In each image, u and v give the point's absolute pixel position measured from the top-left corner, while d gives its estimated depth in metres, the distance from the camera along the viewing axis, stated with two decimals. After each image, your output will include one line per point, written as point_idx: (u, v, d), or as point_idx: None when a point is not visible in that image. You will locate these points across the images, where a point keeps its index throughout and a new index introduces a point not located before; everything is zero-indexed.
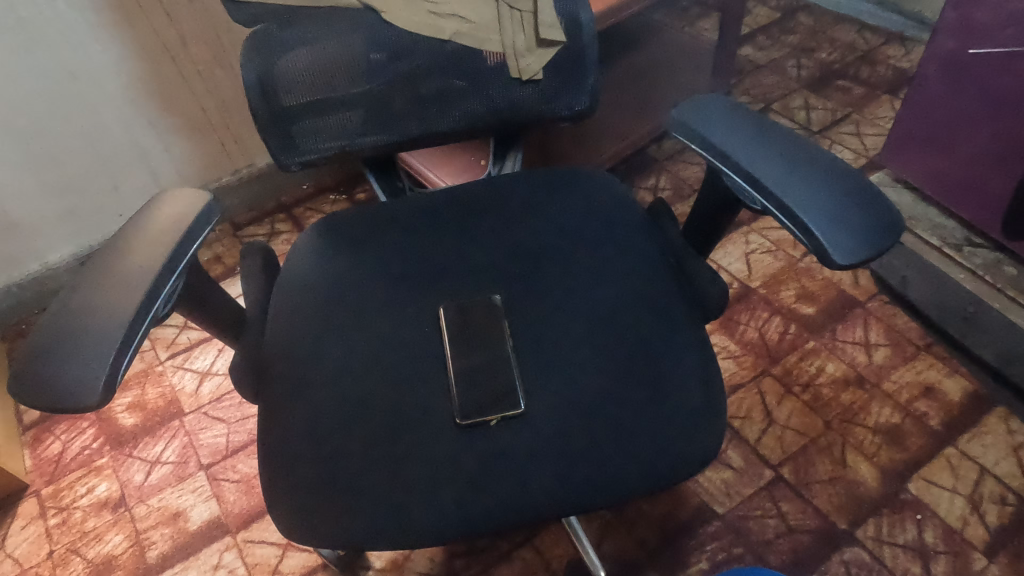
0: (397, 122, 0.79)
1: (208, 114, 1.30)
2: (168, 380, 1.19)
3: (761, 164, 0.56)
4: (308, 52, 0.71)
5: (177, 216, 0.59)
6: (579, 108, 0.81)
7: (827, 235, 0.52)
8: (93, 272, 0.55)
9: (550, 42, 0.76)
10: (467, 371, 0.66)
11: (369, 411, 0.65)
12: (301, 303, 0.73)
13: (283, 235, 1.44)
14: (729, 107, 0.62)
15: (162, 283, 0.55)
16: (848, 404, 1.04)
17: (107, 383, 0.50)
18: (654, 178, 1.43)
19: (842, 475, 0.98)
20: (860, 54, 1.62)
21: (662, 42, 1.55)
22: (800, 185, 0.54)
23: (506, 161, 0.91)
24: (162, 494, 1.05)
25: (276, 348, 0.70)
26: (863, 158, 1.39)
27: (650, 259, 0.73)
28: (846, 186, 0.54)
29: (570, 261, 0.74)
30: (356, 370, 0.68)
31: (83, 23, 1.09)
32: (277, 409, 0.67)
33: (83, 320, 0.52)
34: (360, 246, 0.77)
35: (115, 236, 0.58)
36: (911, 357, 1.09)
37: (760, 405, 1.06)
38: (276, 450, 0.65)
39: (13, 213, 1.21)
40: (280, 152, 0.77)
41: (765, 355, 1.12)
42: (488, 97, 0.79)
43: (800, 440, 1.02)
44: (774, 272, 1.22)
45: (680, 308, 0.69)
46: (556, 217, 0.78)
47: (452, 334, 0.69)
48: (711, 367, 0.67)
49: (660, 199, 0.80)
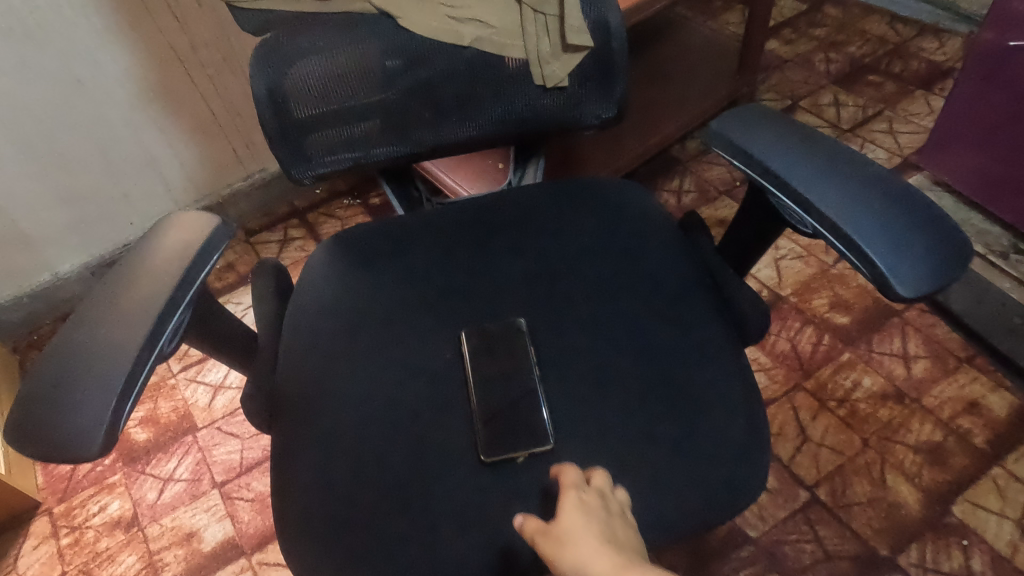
0: (413, 132, 0.75)
1: (219, 118, 1.26)
2: (181, 394, 1.16)
3: (812, 184, 0.51)
4: (320, 61, 0.67)
5: (184, 242, 0.55)
6: (606, 116, 0.77)
7: (891, 266, 0.47)
8: (94, 305, 0.51)
9: (577, 48, 0.71)
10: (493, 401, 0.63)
11: (389, 446, 0.62)
12: (314, 326, 0.70)
13: (296, 242, 1.41)
14: (771, 116, 0.56)
15: (167, 319, 0.51)
16: (887, 420, 1.00)
17: (109, 430, 0.46)
18: (677, 180, 1.38)
19: (882, 496, 0.93)
20: (891, 48, 1.56)
21: (685, 36, 1.49)
22: (856, 207, 0.49)
23: (527, 169, 0.87)
24: (175, 514, 1.02)
25: (289, 376, 0.67)
26: (898, 158, 1.32)
27: (686, 278, 0.69)
28: (906, 207, 0.49)
29: (598, 281, 0.70)
30: (374, 401, 0.64)
31: (90, 29, 1.05)
32: (293, 443, 0.64)
33: (81, 362, 0.48)
34: (373, 264, 0.73)
35: (119, 266, 0.54)
36: (953, 370, 1.04)
37: (794, 421, 1.01)
38: (291, 488, 0.61)
39: (22, 224, 1.18)
40: (292, 166, 0.73)
41: (798, 368, 1.07)
42: (510, 105, 0.75)
43: (837, 459, 0.97)
44: (805, 279, 1.17)
45: (719, 333, 0.65)
46: (581, 232, 0.74)
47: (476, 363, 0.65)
48: (753, 397, 0.62)
49: (693, 212, 0.76)
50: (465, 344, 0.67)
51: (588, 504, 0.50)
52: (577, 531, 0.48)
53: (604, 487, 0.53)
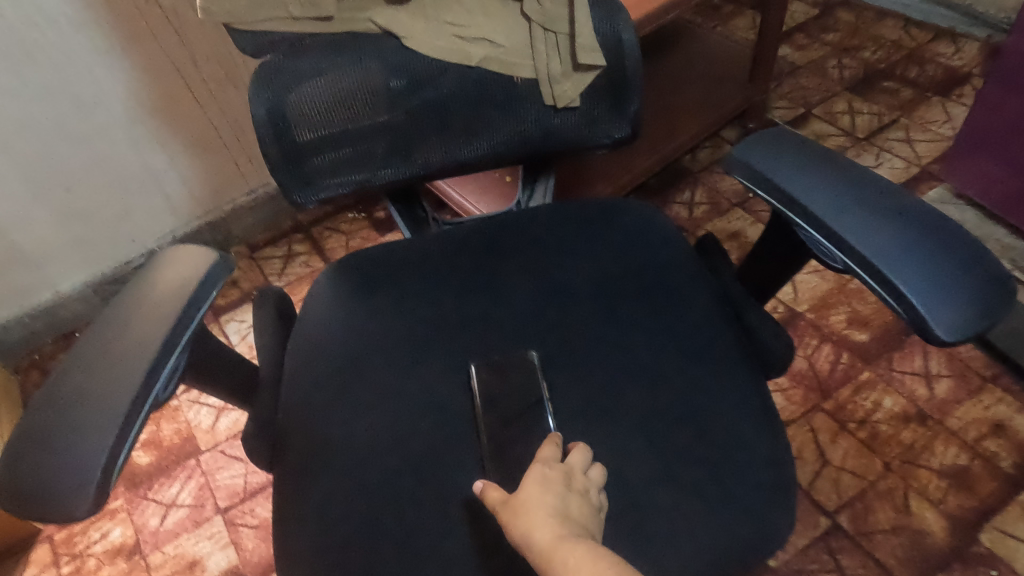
0: (419, 153, 0.72)
1: (221, 133, 1.24)
2: (184, 416, 1.14)
3: (843, 217, 0.48)
4: (322, 83, 0.64)
5: (180, 279, 0.52)
6: (619, 135, 0.74)
7: (930, 307, 0.44)
8: (86, 349, 0.49)
9: (589, 66, 0.68)
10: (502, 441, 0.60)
11: (397, 487, 0.59)
12: (318, 359, 0.67)
13: (301, 257, 1.39)
14: (797, 141, 0.53)
15: (162, 364, 0.48)
16: (910, 443, 0.96)
17: (99, 488, 0.44)
18: (689, 191, 1.35)
19: (906, 523, 0.90)
20: (906, 53, 1.52)
21: (695, 43, 1.46)
22: (891, 242, 0.46)
23: (536, 188, 0.84)
24: (178, 541, 1.00)
25: (293, 412, 0.64)
26: (916, 168, 1.29)
27: (705, 306, 0.66)
28: (945, 242, 0.46)
29: (613, 311, 0.67)
30: (380, 439, 0.62)
31: (89, 46, 1.03)
32: (296, 484, 0.61)
33: (71, 413, 0.45)
34: (379, 292, 0.71)
35: (112, 305, 0.52)
36: (977, 390, 1.00)
37: (813, 444, 0.98)
38: (295, 532, 0.59)
39: (22, 243, 1.16)
40: (295, 190, 0.70)
41: (816, 388, 1.04)
42: (519, 125, 0.72)
43: (858, 484, 0.94)
44: (822, 294, 1.14)
45: (741, 367, 0.62)
46: (594, 258, 0.71)
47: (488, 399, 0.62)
48: (779, 435, 0.59)
49: (711, 235, 0.73)
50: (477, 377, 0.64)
51: (552, 477, 0.52)
52: (535, 500, 0.50)
53: (581, 466, 0.55)
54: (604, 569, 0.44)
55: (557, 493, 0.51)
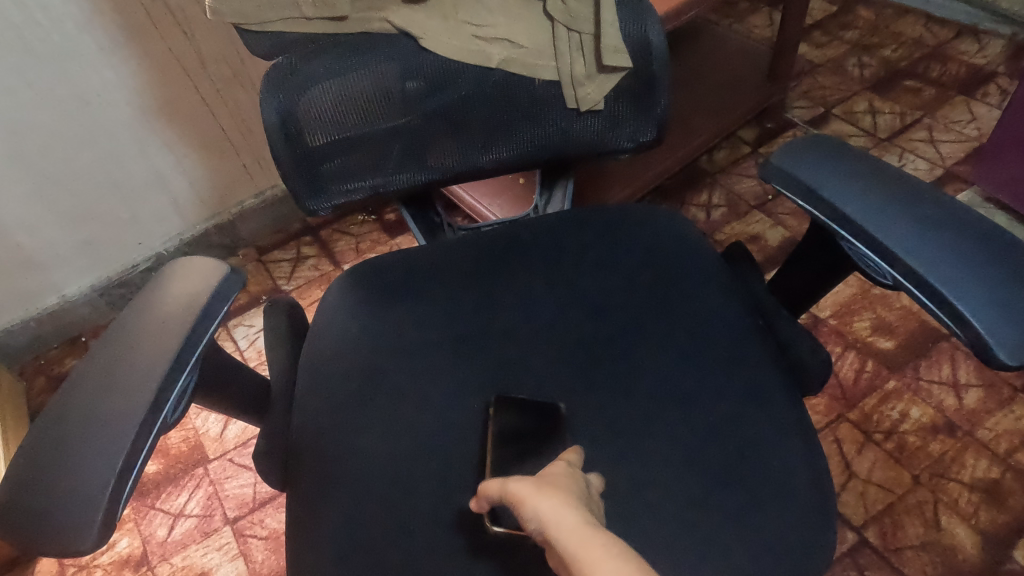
0: (434, 157, 0.70)
1: (229, 134, 1.22)
2: (191, 423, 1.11)
3: (893, 230, 0.45)
4: (335, 86, 0.61)
5: (189, 295, 0.49)
6: (643, 140, 0.71)
7: (992, 325, 0.41)
8: (90, 369, 0.46)
9: (614, 68, 0.65)
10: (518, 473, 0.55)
11: (414, 508, 0.57)
12: (332, 373, 0.64)
13: (310, 260, 1.37)
14: (839, 150, 0.51)
15: (171, 386, 0.46)
16: (939, 455, 0.93)
17: (106, 519, 0.41)
18: (706, 193, 1.32)
19: (936, 539, 0.87)
20: (928, 51, 1.49)
21: (711, 41, 1.43)
22: (946, 256, 0.43)
23: (554, 193, 0.81)
24: (186, 552, 0.98)
25: (306, 429, 0.62)
26: (940, 169, 1.26)
27: (736, 319, 0.63)
28: (1004, 257, 0.43)
29: (639, 323, 0.64)
30: (397, 457, 0.59)
31: (94, 46, 1.01)
32: (309, 506, 0.59)
33: (76, 439, 0.43)
34: (394, 303, 0.68)
35: (118, 323, 0.49)
36: (1008, 400, 0.97)
37: (838, 456, 0.95)
38: (309, 558, 0.56)
39: (27, 247, 1.14)
40: (306, 197, 0.67)
41: (841, 398, 1.00)
42: (539, 129, 0.69)
43: (886, 498, 0.91)
44: (846, 301, 1.11)
45: (776, 383, 0.59)
46: (619, 267, 0.68)
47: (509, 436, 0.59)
48: (817, 456, 0.56)
49: (740, 243, 0.70)
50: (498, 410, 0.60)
51: (573, 479, 0.47)
52: (558, 484, 0.44)
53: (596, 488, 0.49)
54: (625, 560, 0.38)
55: (579, 490, 0.45)
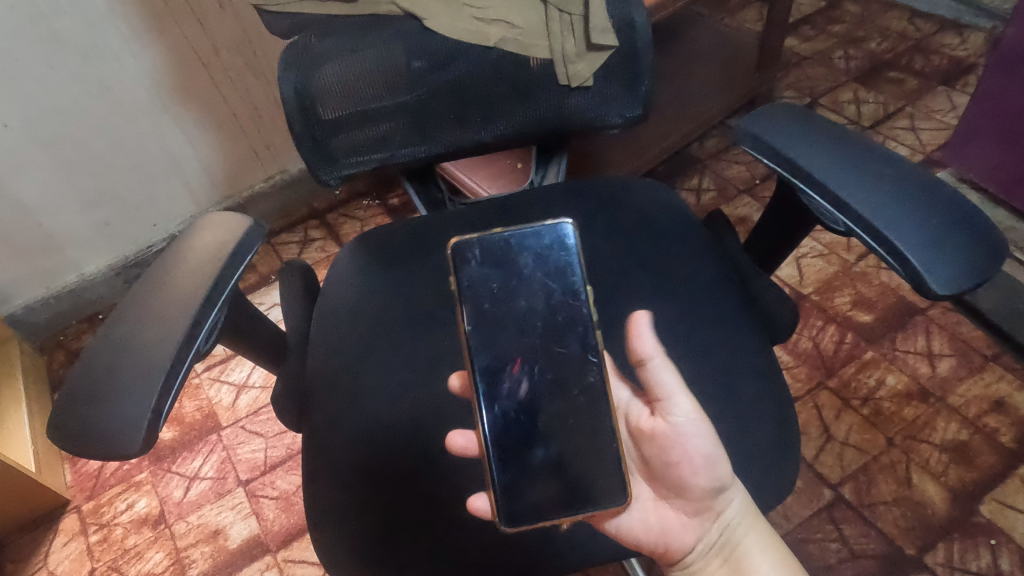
0: (436, 131, 0.75)
1: (241, 120, 1.27)
2: (205, 394, 1.17)
3: (847, 183, 0.50)
4: (345, 64, 0.66)
5: (218, 242, 0.55)
6: (630, 116, 0.77)
7: (925, 263, 0.46)
8: (130, 306, 0.52)
9: (601, 47, 0.71)
10: (525, 350, 0.57)
11: (421, 444, 0.63)
12: (343, 327, 0.70)
13: (317, 243, 1.43)
14: (801, 115, 0.56)
15: (203, 319, 0.51)
16: (912, 419, 0.99)
17: (150, 428, 0.47)
18: (697, 178, 1.38)
19: (907, 495, 0.93)
20: (913, 43, 1.54)
21: (703, 32, 1.48)
22: (891, 205, 0.49)
23: (549, 168, 0.86)
24: (201, 512, 1.04)
25: (320, 374, 0.68)
26: (920, 156, 1.32)
27: (715, 277, 0.69)
28: (940, 204, 0.49)
29: (624, 280, 0.70)
30: (402, 401, 0.66)
31: (114, 34, 1.06)
32: (323, 443, 0.65)
33: (121, 362, 0.49)
34: (399, 265, 0.74)
35: (154, 266, 0.55)
36: (978, 368, 1.03)
37: (817, 420, 1.01)
38: (324, 488, 0.63)
39: (49, 226, 1.20)
40: (319, 167, 0.73)
41: (821, 367, 1.06)
42: (535, 105, 0.75)
43: (861, 458, 0.96)
44: (828, 277, 1.16)
45: (749, 333, 0.65)
46: (609, 230, 0.74)
47: (486, 296, 0.58)
48: (782, 398, 0.63)
49: (719, 209, 0.76)
50: (462, 274, 0.58)
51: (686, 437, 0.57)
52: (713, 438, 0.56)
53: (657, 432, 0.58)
54: (776, 550, 0.57)
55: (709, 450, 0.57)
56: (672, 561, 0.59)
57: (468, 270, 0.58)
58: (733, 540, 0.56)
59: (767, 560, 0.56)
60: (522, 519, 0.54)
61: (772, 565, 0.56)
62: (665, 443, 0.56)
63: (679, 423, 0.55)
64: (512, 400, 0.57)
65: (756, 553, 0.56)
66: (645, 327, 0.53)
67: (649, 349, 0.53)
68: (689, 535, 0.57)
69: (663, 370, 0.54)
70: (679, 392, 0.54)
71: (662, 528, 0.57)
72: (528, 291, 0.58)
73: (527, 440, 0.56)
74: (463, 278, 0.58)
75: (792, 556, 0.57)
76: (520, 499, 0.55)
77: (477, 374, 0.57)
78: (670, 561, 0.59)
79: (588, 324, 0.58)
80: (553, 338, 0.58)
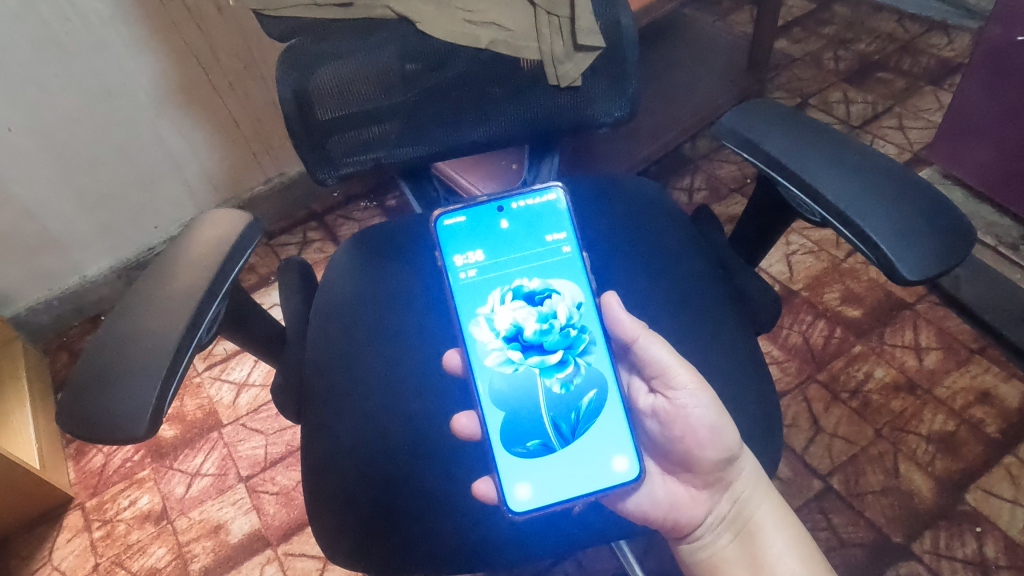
0: (429, 131, 0.77)
1: (240, 124, 1.30)
2: (205, 392, 1.18)
3: (823, 175, 0.52)
4: (341, 67, 0.69)
5: (219, 237, 0.57)
6: (619, 115, 0.79)
7: (896, 251, 0.49)
8: (135, 297, 0.54)
9: (588, 48, 0.73)
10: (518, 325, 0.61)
11: (415, 432, 0.65)
12: (342, 321, 0.72)
13: (316, 244, 1.45)
14: (778, 111, 0.58)
15: (205, 310, 0.54)
16: (900, 411, 1.01)
17: (154, 413, 0.49)
18: (689, 178, 1.40)
19: (896, 485, 0.95)
20: (901, 44, 1.57)
21: (695, 35, 1.51)
22: (864, 196, 0.51)
23: (542, 166, 0.88)
24: (203, 507, 1.06)
25: (317, 367, 0.70)
26: (908, 154, 1.35)
27: (700, 269, 0.71)
28: (908, 194, 0.51)
29: (612, 273, 0.72)
30: (399, 389, 0.68)
31: (117, 39, 1.09)
32: (321, 432, 0.67)
33: (126, 350, 0.51)
34: (399, 259, 0.76)
35: (158, 260, 0.57)
36: (965, 361, 1.05)
37: (807, 414, 1.03)
38: (323, 476, 0.65)
39: (52, 229, 1.22)
40: (317, 167, 0.75)
41: (811, 360, 1.08)
42: (527, 106, 0.77)
43: (850, 450, 0.98)
44: (817, 274, 1.18)
45: (733, 325, 0.67)
46: (600, 224, 0.76)
47: (475, 270, 0.62)
48: (766, 385, 0.65)
49: (704, 205, 0.78)
50: (450, 249, 0.62)
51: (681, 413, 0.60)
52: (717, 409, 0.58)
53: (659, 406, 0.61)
54: (789, 529, 0.60)
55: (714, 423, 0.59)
56: (681, 536, 0.61)
57: (456, 247, 0.62)
58: (746, 512, 0.60)
59: (781, 536, 0.59)
60: (523, 508, 0.56)
61: (787, 542, 0.59)
62: (669, 419, 0.59)
63: (679, 396, 0.58)
64: (509, 376, 0.60)
65: (770, 528, 0.59)
66: (615, 309, 0.60)
67: (628, 329, 0.59)
68: (699, 510, 0.60)
69: (652, 346, 0.59)
70: (672, 365, 0.58)
71: (671, 503, 0.60)
72: (519, 266, 0.62)
73: (526, 417, 0.59)
74: (451, 254, 0.62)
75: (806, 533, 0.60)
76: (523, 479, 0.57)
77: (466, 343, 0.60)
78: (680, 537, 0.61)
79: (578, 295, 0.61)
80: (550, 313, 0.61)
